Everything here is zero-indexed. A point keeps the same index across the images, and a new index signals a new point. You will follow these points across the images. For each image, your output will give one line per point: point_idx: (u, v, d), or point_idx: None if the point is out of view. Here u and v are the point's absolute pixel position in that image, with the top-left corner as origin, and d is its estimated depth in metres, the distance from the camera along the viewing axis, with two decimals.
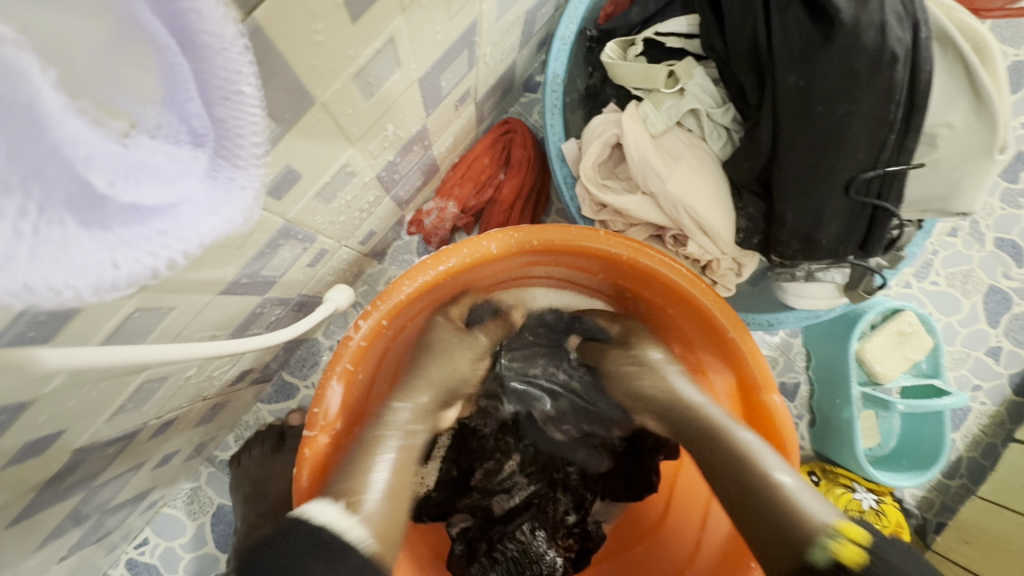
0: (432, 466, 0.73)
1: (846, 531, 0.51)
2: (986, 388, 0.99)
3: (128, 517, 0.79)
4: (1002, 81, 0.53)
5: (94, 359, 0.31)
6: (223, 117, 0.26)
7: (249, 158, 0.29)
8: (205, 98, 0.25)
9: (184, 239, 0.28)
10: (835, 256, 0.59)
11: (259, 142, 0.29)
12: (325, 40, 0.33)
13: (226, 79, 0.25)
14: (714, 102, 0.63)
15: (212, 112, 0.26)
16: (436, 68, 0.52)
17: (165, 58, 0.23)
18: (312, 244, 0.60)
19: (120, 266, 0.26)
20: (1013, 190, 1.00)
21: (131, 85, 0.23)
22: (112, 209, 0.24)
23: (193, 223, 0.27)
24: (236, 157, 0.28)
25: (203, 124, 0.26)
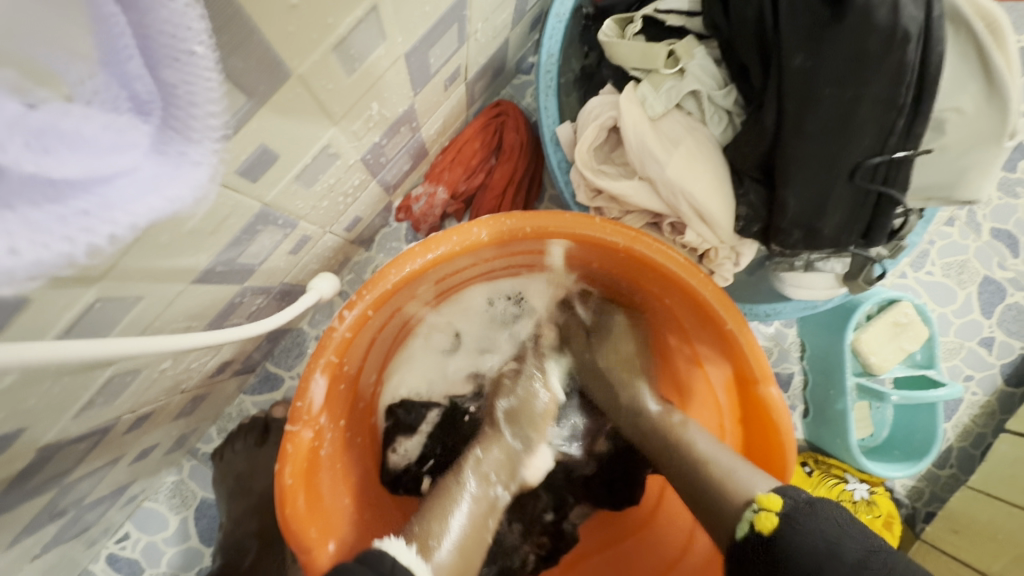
0: (415, 440, 0.75)
1: (766, 502, 0.49)
2: (979, 378, 0.99)
3: (106, 512, 0.76)
4: (1014, 64, 0.51)
5: (48, 354, 0.29)
6: (173, 81, 0.24)
7: (205, 130, 0.28)
8: (150, 60, 0.23)
9: (115, 216, 0.26)
10: (837, 245, 0.57)
11: (213, 108, 0.28)
12: (300, 5, 0.30)
13: (177, 40, 0.23)
14: (715, 83, 0.60)
15: (160, 77, 0.24)
16: (423, 42, 0.49)
17: (101, 14, 0.21)
18: (293, 230, 0.56)
19: (34, 250, 0.24)
20: (1011, 179, 0.99)
21: (60, 46, 0.21)
22: (30, 182, 0.22)
23: (130, 201, 0.26)
24: (190, 129, 0.27)
25: (148, 90, 0.23)
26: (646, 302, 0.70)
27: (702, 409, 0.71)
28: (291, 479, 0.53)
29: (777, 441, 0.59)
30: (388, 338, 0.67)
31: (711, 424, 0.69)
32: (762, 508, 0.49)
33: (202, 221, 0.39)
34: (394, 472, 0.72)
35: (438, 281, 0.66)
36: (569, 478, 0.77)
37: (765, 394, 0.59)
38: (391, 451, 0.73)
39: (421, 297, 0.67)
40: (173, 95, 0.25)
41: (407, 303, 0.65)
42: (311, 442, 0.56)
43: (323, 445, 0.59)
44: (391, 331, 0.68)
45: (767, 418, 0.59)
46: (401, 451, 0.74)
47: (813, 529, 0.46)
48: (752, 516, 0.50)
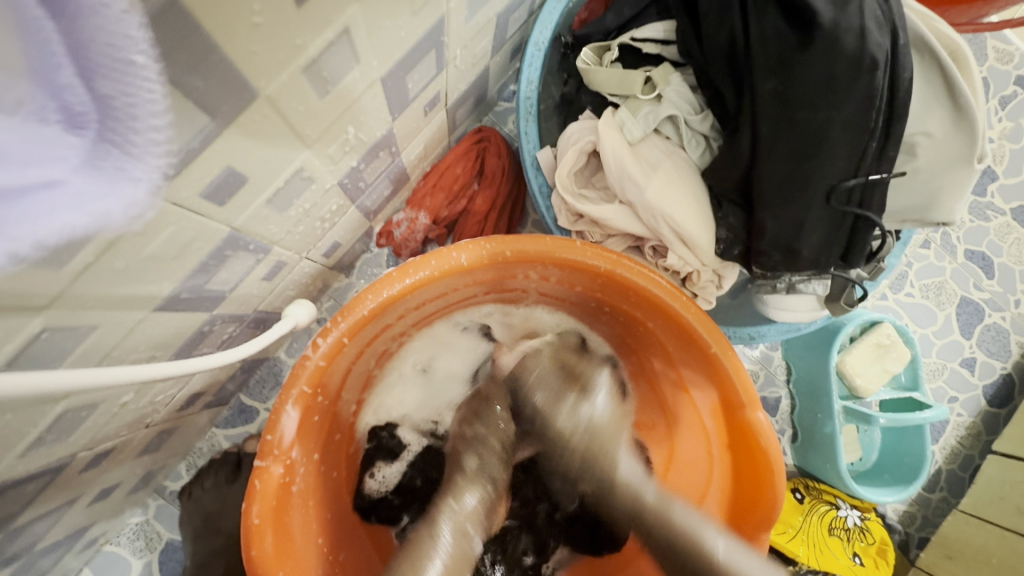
0: (394, 468, 0.72)
1: None
2: (963, 399, 0.99)
3: (62, 557, 0.71)
4: (978, 90, 0.52)
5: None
6: (110, 92, 0.21)
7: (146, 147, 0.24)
8: (84, 70, 0.20)
9: (38, 232, 0.22)
10: (817, 267, 0.57)
11: (161, 123, 0.24)
12: (264, 24, 0.30)
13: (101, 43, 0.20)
14: (691, 109, 0.61)
15: (93, 88, 0.21)
16: (400, 67, 0.49)
17: (24, 15, 0.18)
18: (267, 255, 0.55)
19: None
20: (981, 203, 1.02)
21: None
22: None
23: (56, 216, 0.22)
24: (125, 142, 0.23)
25: (81, 101, 0.21)
26: (630, 327, 0.70)
27: (689, 437, 0.69)
28: (259, 519, 0.51)
29: (766, 468, 0.58)
30: (365, 368, 0.65)
31: (699, 452, 0.68)
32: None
33: (163, 244, 0.37)
34: (370, 497, 0.70)
35: (416, 308, 0.64)
36: (551, 518, 0.74)
37: (752, 419, 0.59)
38: (368, 478, 0.70)
39: (400, 324, 0.65)
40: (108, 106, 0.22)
41: (385, 331, 0.63)
42: (281, 478, 0.53)
43: (295, 480, 0.56)
44: (370, 360, 0.65)
45: (755, 443, 0.59)
46: (379, 478, 0.71)
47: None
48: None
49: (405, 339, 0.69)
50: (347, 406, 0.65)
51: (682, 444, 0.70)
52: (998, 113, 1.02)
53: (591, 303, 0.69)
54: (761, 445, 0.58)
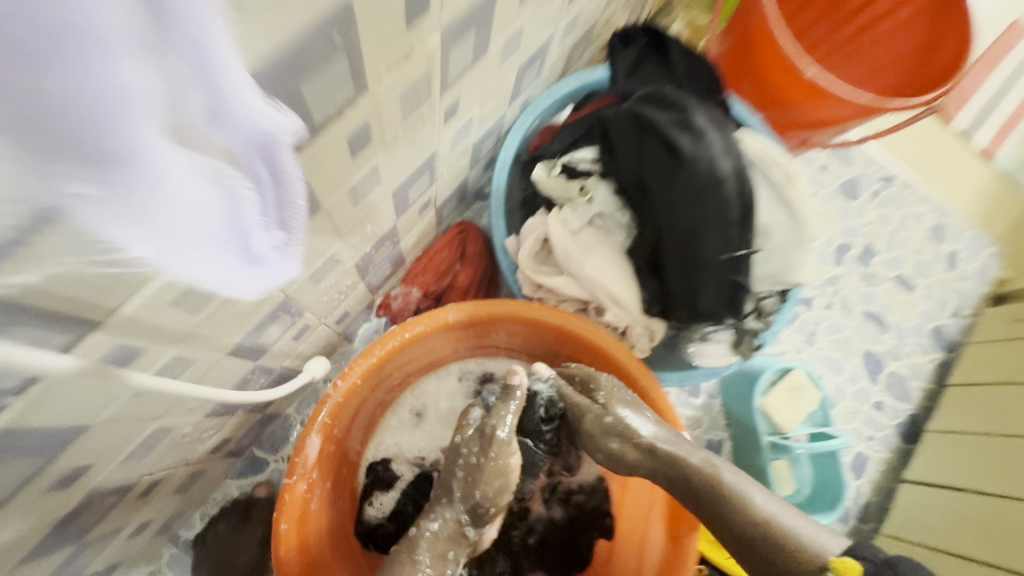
0: (389, 496, 0.85)
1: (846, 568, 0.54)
2: (879, 437, 1.16)
3: None
4: (803, 194, 0.76)
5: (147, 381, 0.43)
6: (293, 184, 0.37)
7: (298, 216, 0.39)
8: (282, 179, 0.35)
9: (270, 247, 0.39)
10: (714, 317, 0.78)
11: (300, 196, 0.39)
12: (332, 167, 0.50)
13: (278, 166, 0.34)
14: (615, 207, 0.83)
15: (285, 181, 0.36)
16: (404, 184, 0.71)
17: (262, 161, 0.33)
18: (299, 318, 0.72)
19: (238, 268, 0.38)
20: (869, 272, 1.25)
21: (239, 187, 0.33)
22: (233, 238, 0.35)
23: (274, 237, 0.38)
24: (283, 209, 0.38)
25: (287, 189, 0.36)
26: None
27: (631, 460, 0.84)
28: (285, 526, 0.64)
29: None
30: (370, 407, 0.81)
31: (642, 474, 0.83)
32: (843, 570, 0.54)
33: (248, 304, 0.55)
34: (370, 524, 0.83)
35: (410, 360, 0.81)
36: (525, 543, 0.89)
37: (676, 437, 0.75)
38: (368, 505, 0.84)
39: (395, 374, 0.82)
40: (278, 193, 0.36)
41: (385, 379, 0.80)
42: (303, 494, 0.67)
43: (314, 498, 0.69)
44: (375, 400, 0.81)
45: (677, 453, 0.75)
46: (378, 505, 0.85)
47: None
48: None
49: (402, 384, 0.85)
50: (350, 443, 0.80)
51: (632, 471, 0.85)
52: (870, 203, 1.29)
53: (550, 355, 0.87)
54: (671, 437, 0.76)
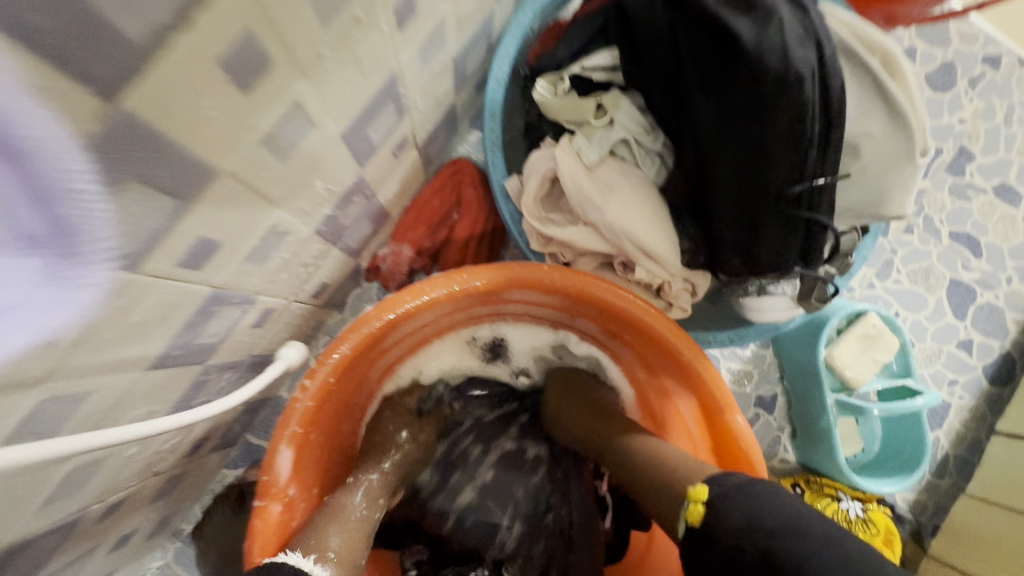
0: None
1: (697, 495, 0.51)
2: (963, 381, 0.99)
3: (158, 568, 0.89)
4: (913, 94, 0.55)
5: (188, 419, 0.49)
6: (62, 216, 0.27)
7: (95, 255, 0.31)
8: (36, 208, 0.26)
9: None
10: (779, 268, 0.59)
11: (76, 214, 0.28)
12: (215, 115, 0.33)
13: (63, 177, 0.26)
14: (642, 129, 0.65)
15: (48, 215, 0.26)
16: (359, 122, 0.52)
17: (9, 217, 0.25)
18: (253, 305, 0.58)
19: None
20: (960, 183, 1.01)
21: None
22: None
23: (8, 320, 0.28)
24: (78, 255, 0.30)
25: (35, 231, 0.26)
26: (610, 343, 0.73)
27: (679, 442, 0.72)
28: (261, 556, 0.55)
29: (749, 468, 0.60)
30: (370, 384, 0.71)
31: None
32: (692, 499, 0.51)
33: (149, 311, 0.41)
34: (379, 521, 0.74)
35: (411, 332, 0.69)
36: None
37: (731, 423, 0.61)
38: None
39: (409, 340, 0.71)
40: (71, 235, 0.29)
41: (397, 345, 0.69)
42: (280, 515, 0.57)
43: (294, 516, 0.60)
44: (375, 373, 0.70)
45: (737, 448, 0.61)
46: None
47: (753, 503, 0.47)
48: (684, 508, 0.51)
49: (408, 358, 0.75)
50: (344, 427, 0.69)
51: None
52: (968, 94, 1.01)
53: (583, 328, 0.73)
54: (743, 452, 0.60)
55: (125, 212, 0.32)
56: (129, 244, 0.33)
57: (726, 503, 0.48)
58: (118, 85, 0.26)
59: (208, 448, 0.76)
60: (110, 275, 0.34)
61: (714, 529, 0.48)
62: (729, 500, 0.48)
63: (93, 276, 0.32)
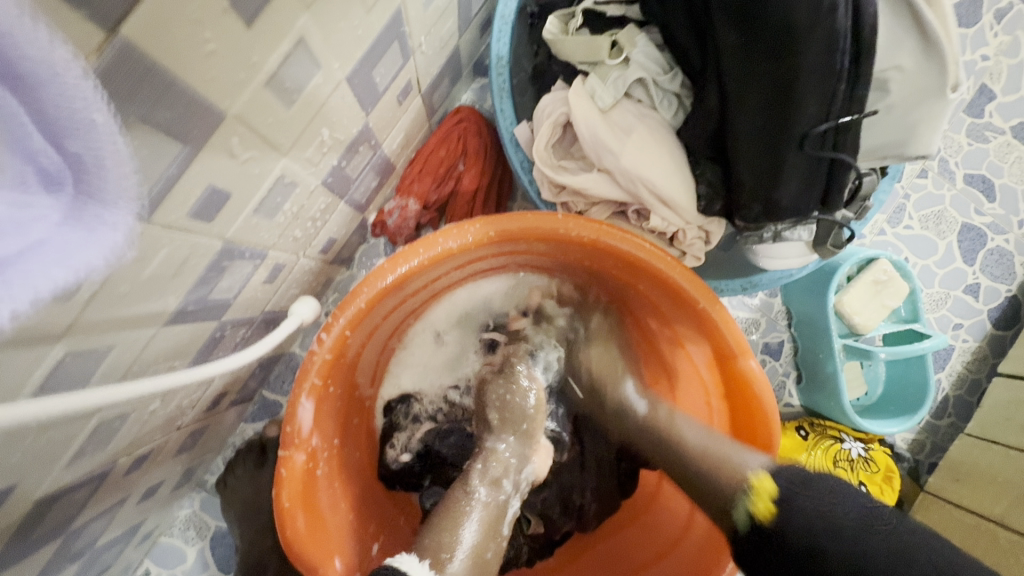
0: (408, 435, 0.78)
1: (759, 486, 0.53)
2: (968, 325, 1.00)
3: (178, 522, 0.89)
4: (948, 22, 0.51)
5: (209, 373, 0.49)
6: (79, 148, 0.24)
7: (118, 194, 0.27)
8: (49, 133, 0.23)
9: (23, 288, 0.24)
10: (798, 214, 0.58)
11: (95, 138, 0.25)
12: (217, 50, 0.31)
13: (79, 108, 0.23)
14: (659, 69, 0.63)
15: (63, 146, 0.24)
16: (364, 64, 0.49)
17: (16, 134, 0.22)
18: (263, 260, 0.57)
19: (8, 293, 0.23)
20: (979, 124, 0.98)
21: None
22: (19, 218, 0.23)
23: (52, 269, 0.25)
24: (102, 195, 0.26)
25: (52, 159, 0.23)
26: (621, 292, 0.74)
27: (689, 387, 0.73)
28: (288, 503, 0.56)
29: (760, 409, 0.62)
30: (384, 336, 0.71)
31: (698, 403, 0.72)
32: (756, 492, 0.53)
33: (161, 265, 0.40)
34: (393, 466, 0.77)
35: (425, 285, 0.69)
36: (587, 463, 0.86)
37: (745, 367, 0.62)
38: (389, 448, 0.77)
39: (423, 293, 0.71)
40: (88, 173, 0.25)
41: (409, 298, 0.69)
42: (304, 464, 0.59)
43: (317, 465, 0.62)
44: (389, 326, 0.71)
45: (748, 391, 0.62)
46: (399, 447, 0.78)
47: (809, 503, 0.49)
48: (749, 502, 0.53)
49: (419, 312, 0.76)
50: (358, 382, 0.70)
51: (684, 398, 0.75)
52: (994, 28, 0.96)
53: (594, 276, 0.73)
54: (755, 394, 0.61)
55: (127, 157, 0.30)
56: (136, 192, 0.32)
57: (795, 510, 0.50)
58: (115, 14, 0.24)
59: (226, 404, 0.78)
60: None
61: (782, 531, 0.50)
62: (796, 502, 0.50)
63: (119, 217, 0.28)
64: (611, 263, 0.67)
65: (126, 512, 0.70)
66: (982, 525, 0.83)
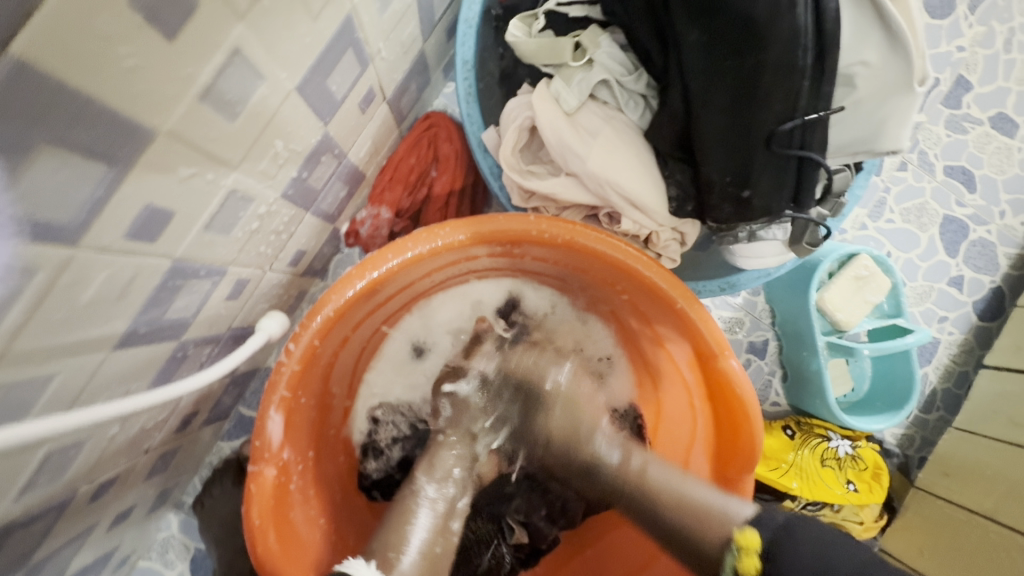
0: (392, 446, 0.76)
1: (745, 541, 0.52)
2: (953, 317, 0.99)
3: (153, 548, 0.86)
4: (912, 13, 0.50)
5: (164, 397, 0.47)
6: None
7: (6, 226, 0.28)
8: None
9: None
10: (770, 214, 0.57)
11: None
12: (139, 65, 0.30)
13: None
14: (624, 69, 0.62)
15: None
16: (315, 73, 0.48)
17: None
18: (224, 277, 0.55)
19: None
20: (957, 115, 0.97)
21: None
22: None
23: None
24: None
25: None
26: (601, 294, 0.72)
27: (672, 387, 0.72)
28: (259, 519, 0.55)
29: (742, 412, 0.60)
30: (359, 343, 0.69)
31: (682, 404, 0.71)
32: (742, 549, 0.51)
33: (100, 290, 0.39)
34: (375, 478, 0.74)
35: (401, 290, 0.67)
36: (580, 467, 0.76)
37: (726, 367, 0.60)
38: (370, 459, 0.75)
39: (397, 299, 0.69)
40: None
41: (382, 306, 0.67)
42: (275, 479, 0.57)
43: (290, 479, 0.60)
44: (365, 331, 0.69)
45: (730, 391, 0.61)
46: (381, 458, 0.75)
47: (798, 558, 0.49)
48: (735, 558, 0.52)
49: (398, 318, 0.74)
50: (333, 393, 0.68)
51: (668, 400, 0.73)
52: (968, 18, 0.95)
53: (571, 277, 0.72)
54: (737, 395, 0.60)
55: (41, 180, 0.29)
56: (56, 215, 0.31)
57: (792, 544, 0.50)
58: (9, 29, 0.23)
59: (199, 423, 0.76)
60: (26, 249, 0.30)
61: None
62: (784, 553, 0.49)
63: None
64: (589, 263, 0.65)
65: (95, 539, 0.68)
66: (972, 520, 0.82)
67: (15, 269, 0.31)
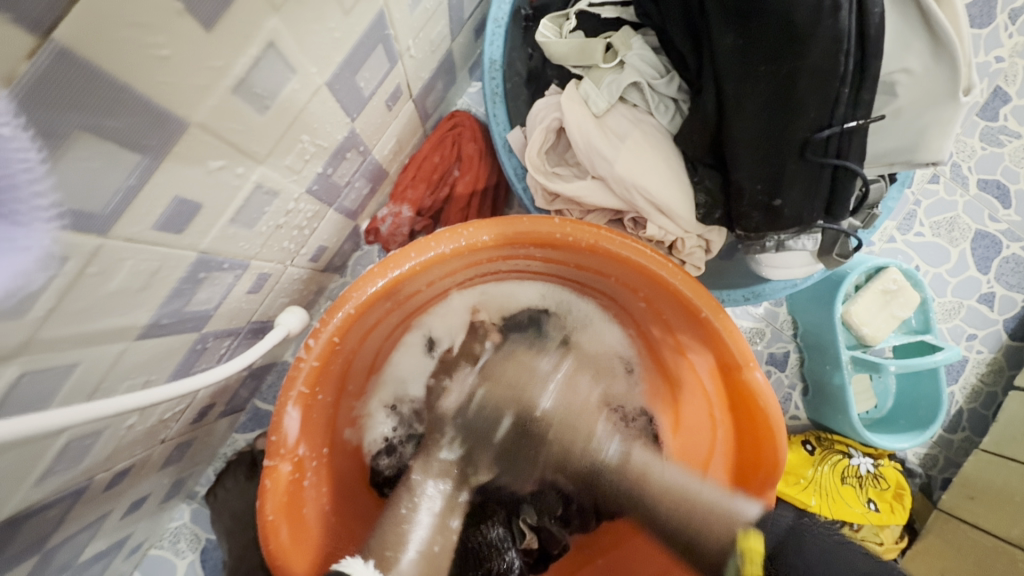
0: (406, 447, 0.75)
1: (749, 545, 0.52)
2: (983, 336, 0.96)
3: (164, 537, 0.87)
4: (960, 21, 0.48)
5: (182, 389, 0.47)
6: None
7: (33, 214, 0.28)
8: None
9: None
10: (801, 224, 0.55)
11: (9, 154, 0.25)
12: (174, 54, 0.29)
13: None
14: (655, 72, 0.61)
15: None
16: (345, 68, 0.48)
17: None
18: (246, 270, 0.55)
19: None
20: (993, 128, 0.94)
21: None
22: None
23: None
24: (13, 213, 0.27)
25: None
26: (621, 299, 0.71)
27: (693, 397, 0.71)
28: (273, 515, 0.54)
29: (766, 426, 0.59)
30: (376, 342, 0.69)
31: (702, 415, 0.69)
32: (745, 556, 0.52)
33: (126, 279, 0.39)
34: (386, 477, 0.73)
35: (422, 288, 0.67)
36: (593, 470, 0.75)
37: (749, 379, 0.59)
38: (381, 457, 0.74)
39: (416, 299, 0.69)
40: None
41: (400, 306, 0.67)
42: (290, 475, 0.57)
43: (304, 476, 0.60)
44: (385, 328, 0.69)
45: (754, 404, 0.60)
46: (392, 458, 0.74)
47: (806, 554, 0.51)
48: (739, 563, 0.52)
49: (418, 316, 0.74)
50: (350, 389, 0.68)
51: (687, 410, 0.72)
52: (1009, 28, 0.92)
53: (597, 283, 0.71)
54: (761, 408, 0.59)
55: (74, 167, 0.29)
56: (87, 203, 0.31)
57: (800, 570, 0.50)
58: (48, 15, 0.22)
59: (215, 415, 0.76)
60: (61, 236, 0.31)
61: None
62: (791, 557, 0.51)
63: (33, 239, 0.29)
64: (614, 269, 0.64)
65: (110, 525, 0.69)
66: (999, 547, 0.79)
67: (43, 256, 0.30)
